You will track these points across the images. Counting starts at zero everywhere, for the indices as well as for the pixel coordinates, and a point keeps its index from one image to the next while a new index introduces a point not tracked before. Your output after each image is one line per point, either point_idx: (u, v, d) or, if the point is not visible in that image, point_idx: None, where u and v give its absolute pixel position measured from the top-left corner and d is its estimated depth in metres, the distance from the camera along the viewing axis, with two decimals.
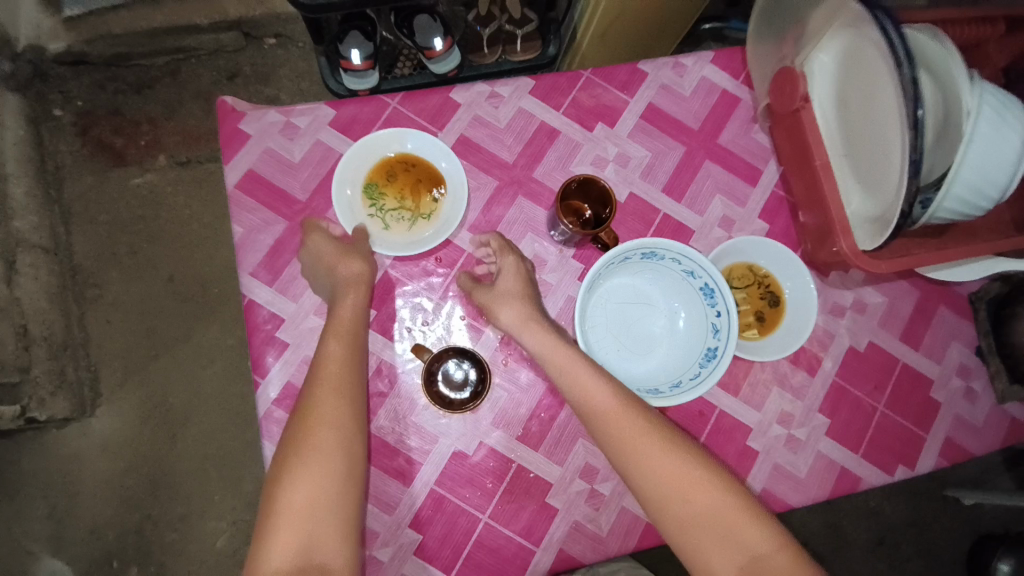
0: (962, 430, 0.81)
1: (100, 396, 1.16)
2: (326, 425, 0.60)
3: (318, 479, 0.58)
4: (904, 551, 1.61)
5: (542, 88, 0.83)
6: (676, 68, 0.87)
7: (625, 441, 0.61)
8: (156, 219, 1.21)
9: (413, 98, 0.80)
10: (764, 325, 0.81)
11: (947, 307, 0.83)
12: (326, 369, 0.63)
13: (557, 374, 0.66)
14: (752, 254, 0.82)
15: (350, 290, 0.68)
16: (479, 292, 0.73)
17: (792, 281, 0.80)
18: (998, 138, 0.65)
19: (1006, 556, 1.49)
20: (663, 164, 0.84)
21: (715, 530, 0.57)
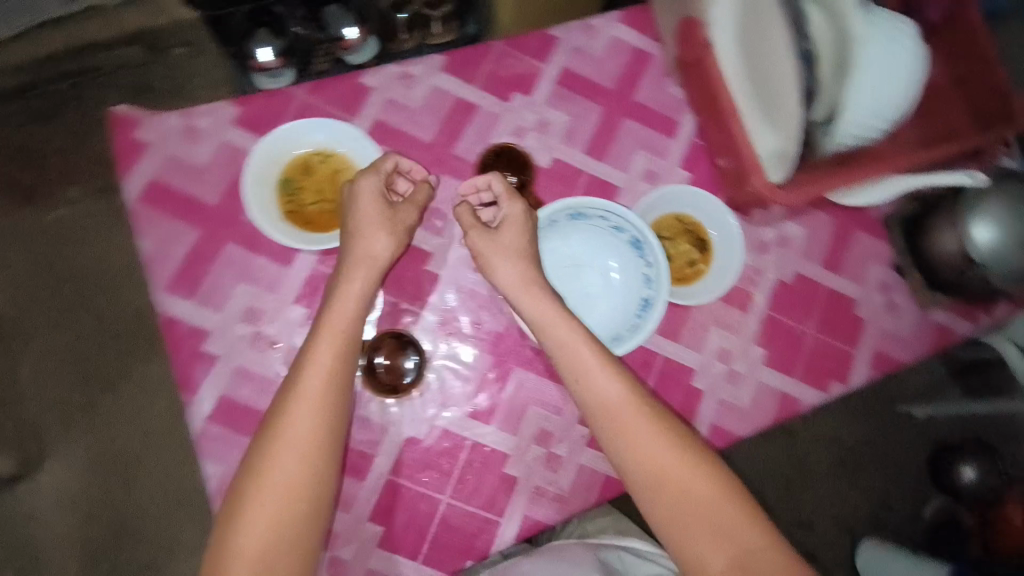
0: (890, 343, 0.86)
1: (45, 450, 1.11)
2: (292, 447, 0.58)
3: (282, 523, 0.57)
4: (866, 468, 1.73)
5: (453, 63, 0.82)
6: (586, 30, 0.87)
7: (622, 423, 0.64)
8: (74, 255, 1.15)
9: (321, 87, 0.77)
10: (695, 271, 0.83)
11: (862, 230, 0.88)
12: (303, 397, 0.60)
13: (557, 352, 0.67)
14: (677, 204, 0.84)
15: (362, 267, 0.68)
16: (480, 233, 0.73)
17: (717, 225, 0.83)
18: (883, 59, 0.67)
19: (968, 462, 1.64)
20: (582, 127, 0.84)
21: (704, 516, 0.61)
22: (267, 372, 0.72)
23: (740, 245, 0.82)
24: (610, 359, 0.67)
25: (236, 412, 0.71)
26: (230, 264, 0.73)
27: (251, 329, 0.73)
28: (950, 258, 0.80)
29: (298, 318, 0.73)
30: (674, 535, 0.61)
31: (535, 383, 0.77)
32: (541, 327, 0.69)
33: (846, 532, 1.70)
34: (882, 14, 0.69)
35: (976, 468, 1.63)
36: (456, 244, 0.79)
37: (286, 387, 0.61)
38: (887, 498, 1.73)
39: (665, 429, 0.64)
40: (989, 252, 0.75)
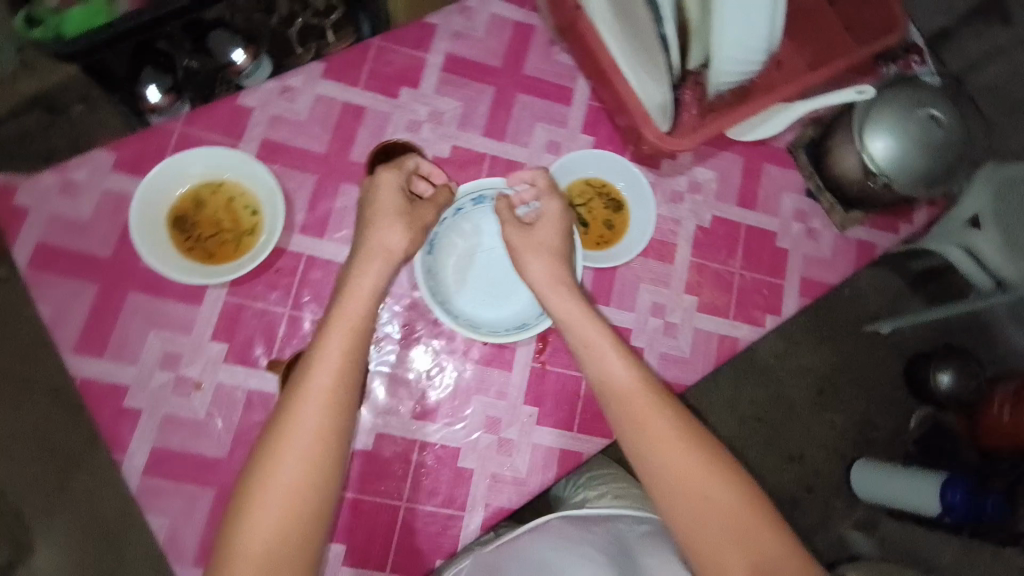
0: (815, 266, 0.88)
1: (31, 533, 1.09)
2: (296, 451, 0.57)
3: (281, 529, 0.55)
4: (845, 391, 1.76)
5: (333, 69, 0.80)
6: (463, 12, 0.85)
7: (659, 450, 0.63)
8: (17, 332, 1.11)
9: (198, 116, 0.76)
10: (615, 231, 0.83)
11: (770, 163, 0.90)
12: (313, 394, 0.58)
13: (580, 347, 0.68)
14: (584, 168, 0.84)
15: (380, 261, 0.67)
16: (513, 222, 0.74)
17: (627, 182, 0.84)
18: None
19: (945, 368, 1.65)
20: (477, 109, 0.83)
21: (745, 548, 0.59)
22: (193, 414, 0.70)
23: (652, 198, 0.83)
24: (632, 354, 0.68)
25: (169, 460, 0.69)
26: (138, 312, 0.71)
27: (171, 374, 0.71)
28: (851, 175, 0.82)
29: (218, 354, 0.71)
30: (706, 559, 0.59)
31: (476, 372, 0.76)
32: (564, 322, 0.70)
33: (838, 458, 1.72)
34: None
35: (953, 373, 1.63)
36: None
37: (291, 388, 0.60)
38: (868, 416, 1.76)
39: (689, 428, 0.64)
40: (887, 161, 0.76)
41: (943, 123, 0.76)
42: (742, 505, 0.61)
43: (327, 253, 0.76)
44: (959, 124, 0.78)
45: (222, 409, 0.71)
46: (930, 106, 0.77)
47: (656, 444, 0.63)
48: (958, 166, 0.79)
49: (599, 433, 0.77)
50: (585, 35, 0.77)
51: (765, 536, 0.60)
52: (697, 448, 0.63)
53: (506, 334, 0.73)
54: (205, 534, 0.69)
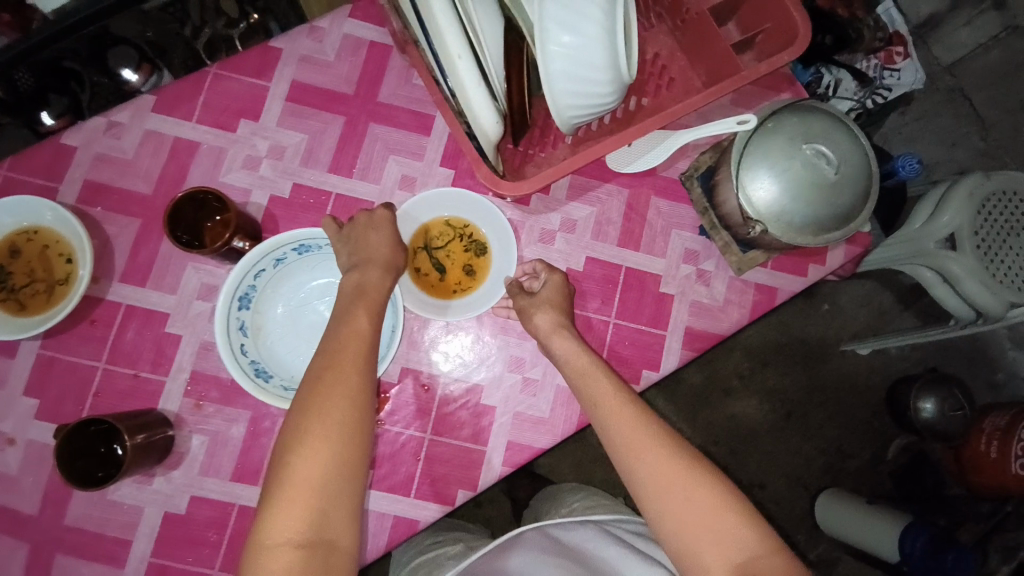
0: (703, 315, 0.79)
1: None
2: (342, 389, 0.54)
3: (330, 462, 0.52)
4: (816, 417, 1.57)
5: (163, 101, 0.75)
6: (313, 34, 0.78)
7: (641, 446, 0.58)
8: None
9: (20, 160, 0.72)
10: (476, 277, 0.76)
11: (657, 196, 0.80)
12: (352, 341, 0.58)
13: (583, 391, 0.64)
14: (443, 205, 0.75)
15: (386, 274, 0.64)
16: (522, 297, 0.71)
17: (489, 224, 0.76)
18: (574, 15, 0.58)
19: (927, 395, 1.44)
20: (323, 143, 0.77)
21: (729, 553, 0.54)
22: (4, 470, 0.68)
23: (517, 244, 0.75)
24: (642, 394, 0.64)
25: None
26: None
27: None
28: (734, 216, 0.72)
29: (29, 410, 0.68)
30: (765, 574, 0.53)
31: None
32: (573, 373, 0.65)
33: (801, 487, 1.55)
34: None
35: (937, 401, 1.42)
36: (195, 300, 0.71)
37: (325, 342, 0.58)
38: (842, 445, 1.56)
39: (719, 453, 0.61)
40: (770, 211, 0.66)
41: (834, 161, 0.65)
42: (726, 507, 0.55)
43: (148, 303, 0.71)
44: (856, 157, 0.67)
45: (33, 469, 0.68)
46: (819, 144, 0.65)
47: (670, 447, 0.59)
48: (855, 210, 0.68)
49: (439, 499, 0.71)
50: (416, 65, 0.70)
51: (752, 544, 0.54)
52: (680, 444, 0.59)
53: None
54: None
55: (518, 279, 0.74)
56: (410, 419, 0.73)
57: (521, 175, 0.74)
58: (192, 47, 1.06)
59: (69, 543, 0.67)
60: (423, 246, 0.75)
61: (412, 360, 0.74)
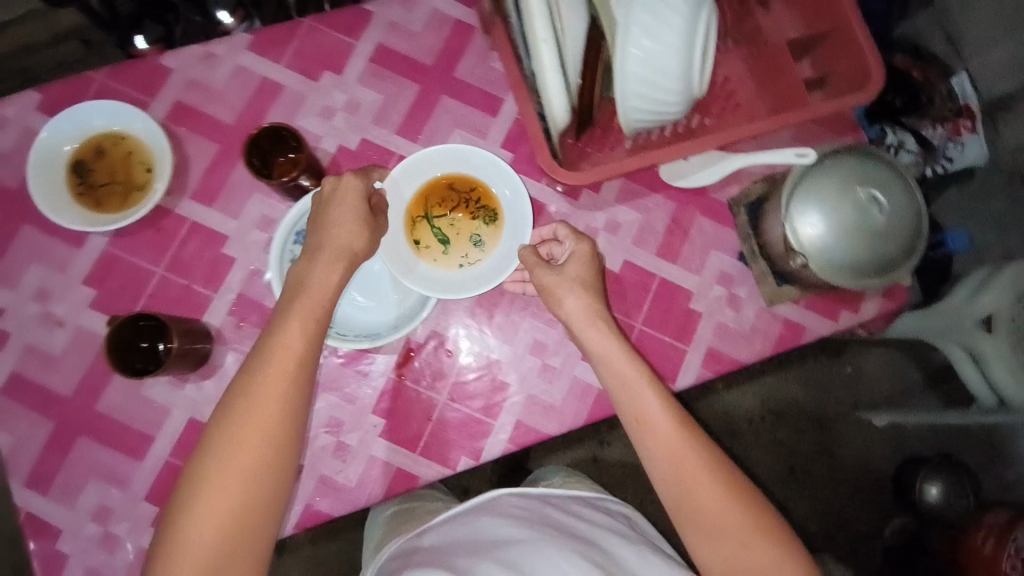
0: (728, 338, 0.79)
1: None
2: (254, 429, 0.57)
3: (232, 507, 0.56)
4: (819, 478, 1.54)
5: (259, 42, 0.80)
6: (405, 5, 0.83)
7: (659, 429, 0.63)
8: None
9: (122, 71, 0.78)
10: (484, 243, 0.78)
11: (704, 216, 0.81)
12: (278, 361, 0.59)
13: (612, 384, 0.65)
14: (448, 167, 0.77)
15: (336, 263, 0.64)
16: (542, 268, 0.69)
17: (503, 189, 0.77)
18: (659, 22, 0.60)
19: (933, 478, 1.40)
20: (395, 106, 0.81)
21: (721, 531, 0.59)
22: (53, 348, 0.72)
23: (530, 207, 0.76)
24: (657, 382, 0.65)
25: (23, 388, 0.71)
26: (24, 243, 0.73)
27: (41, 308, 0.72)
28: (777, 246, 0.74)
29: (87, 298, 0.73)
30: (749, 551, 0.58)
31: (328, 370, 0.74)
32: (603, 363, 0.67)
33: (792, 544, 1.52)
34: None
35: (941, 487, 1.38)
36: (253, 229, 0.75)
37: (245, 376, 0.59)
38: (839, 512, 1.53)
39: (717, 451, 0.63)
40: (816, 245, 0.67)
41: (886, 209, 0.66)
42: (707, 471, 0.61)
43: (209, 223, 0.75)
44: (910, 211, 0.68)
45: (79, 352, 0.72)
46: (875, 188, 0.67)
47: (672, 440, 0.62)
48: (896, 261, 0.68)
49: (439, 460, 0.74)
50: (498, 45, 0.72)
51: (741, 524, 0.59)
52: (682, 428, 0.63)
53: (350, 339, 0.71)
54: (39, 460, 0.70)
55: (535, 245, 0.74)
56: (428, 379, 0.75)
57: (575, 168, 0.75)
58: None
59: (98, 427, 0.71)
60: (424, 215, 0.78)
61: (440, 325, 0.76)
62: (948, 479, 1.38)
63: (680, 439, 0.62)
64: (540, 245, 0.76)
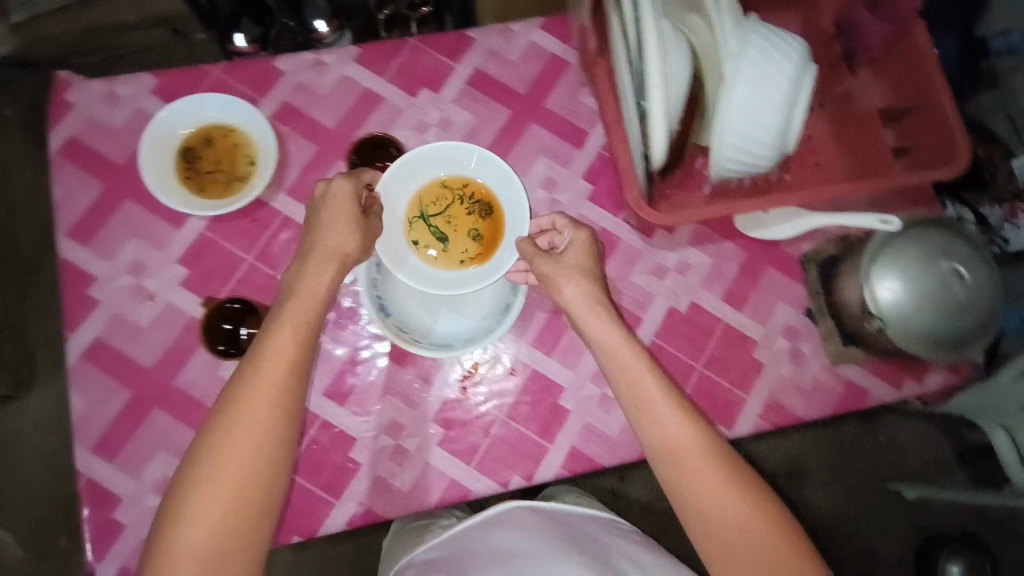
0: (790, 391, 0.80)
1: None
2: (247, 431, 0.60)
3: (224, 506, 0.59)
4: (843, 547, 1.49)
5: (366, 55, 0.85)
6: (505, 35, 0.87)
7: (682, 446, 0.64)
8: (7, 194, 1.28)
9: (236, 68, 0.82)
10: (483, 241, 0.81)
11: (775, 268, 0.82)
12: (271, 363, 0.62)
13: (617, 377, 0.67)
14: (441, 167, 0.80)
15: (328, 264, 0.68)
16: (542, 257, 0.70)
17: (500, 188, 0.79)
18: (765, 80, 0.62)
19: (957, 558, 1.38)
20: (486, 128, 0.84)
21: (738, 543, 0.62)
22: (139, 321, 0.75)
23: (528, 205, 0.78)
24: (682, 407, 0.66)
25: (105, 356, 0.74)
26: (127, 218, 0.77)
27: (134, 281, 0.76)
28: (852, 308, 0.74)
29: (178, 277, 0.76)
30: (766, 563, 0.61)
31: (396, 373, 0.77)
32: (604, 349, 0.69)
33: None
34: (761, 28, 0.63)
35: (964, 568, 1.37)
36: None
37: (239, 381, 0.62)
38: None
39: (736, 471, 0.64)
40: (894, 310, 0.67)
41: (966, 284, 0.67)
42: (707, 463, 0.63)
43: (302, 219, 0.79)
44: (989, 288, 0.69)
45: (164, 327, 0.75)
46: (957, 261, 0.68)
47: (693, 462, 0.63)
48: (971, 336, 0.68)
49: (493, 477, 0.75)
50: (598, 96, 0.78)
51: (759, 537, 0.62)
52: (702, 448, 0.64)
53: (426, 347, 0.73)
54: (110, 428, 0.73)
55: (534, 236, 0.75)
56: (489, 394, 0.77)
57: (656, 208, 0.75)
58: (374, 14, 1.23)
59: (172, 402, 0.74)
60: (419, 215, 0.80)
61: (507, 343, 0.78)
62: (973, 561, 1.36)
63: (705, 457, 0.63)
64: (537, 233, 0.76)
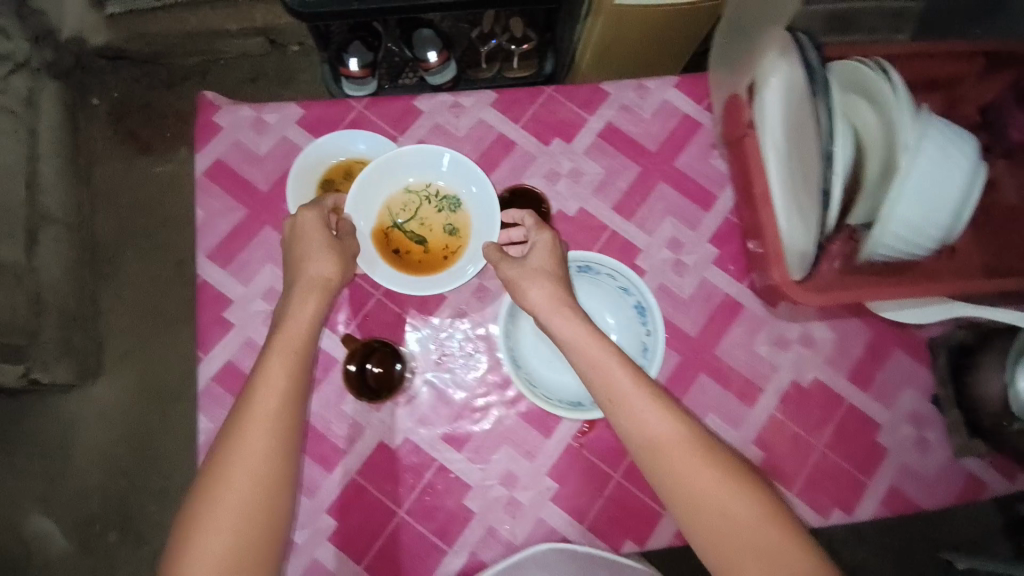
0: (906, 478, 0.80)
1: (101, 368, 1.46)
2: (244, 466, 0.60)
3: (231, 540, 0.59)
4: None
5: (503, 101, 0.86)
6: (639, 91, 0.87)
7: (660, 450, 0.60)
8: (157, 211, 1.52)
9: (378, 104, 0.84)
10: (457, 232, 0.82)
11: (901, 350, 0.82)
12: (264, 396, 0.62)
13: (589, 371, 0.63)
14: (400, 174, 0.81)
15: (312, 293, 0.69)
16: (506, 264, 0.70)
17: (467, 183, 0.81)
18: (939, 175, 0.63)
19: None
20: (616, 183, 0.85)
21: (736, 549, 0.57)
22: None
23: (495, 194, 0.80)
24: (659, 397, 0.62)
25: (235, 380, 0.76)
26: (265, 246, 0.79)
27: (268, 307, 0.78)
28: (994, 404, 0.75)
29: None
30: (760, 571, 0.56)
31: (517, 423, 0.77)
32: (574, 349, 0.66)
33: None
34: (932, 122, 0.64)
35: None
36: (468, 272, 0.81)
37: (231, 420, 0.62)
38: None
39: (722, 469, 0.60)
40: None
41: None
42: (687, 451, 0.60)
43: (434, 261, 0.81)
44: None
45: None
46: None
47: (672, 466, 0.60)
48: None
49: (606, 539, 0.75)
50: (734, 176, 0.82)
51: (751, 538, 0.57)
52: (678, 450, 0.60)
53: (558, 405, 0.74)
54: None
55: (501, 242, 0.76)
56: (605, 453, 0.77)
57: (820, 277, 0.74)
58: (476, 44, 1.27)
59: None
60: (392, 225, 0.82)
61: None
62: None
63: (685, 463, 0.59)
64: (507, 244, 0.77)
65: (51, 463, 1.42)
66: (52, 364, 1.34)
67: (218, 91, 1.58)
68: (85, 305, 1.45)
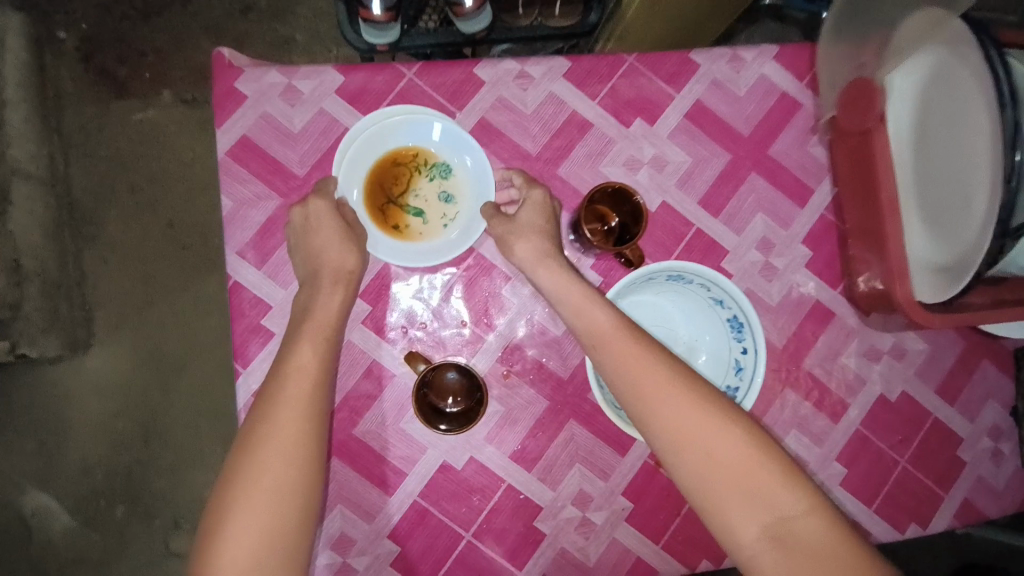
0: (984, 493, 0.77)
1: (92, 338, 1.27)
2: (277, 451, 0.53)
3: (265, 539, 0.51)
4: None
5: (578, 72, 0.73)
6: (733, 62, 0.75)
7: (621, 361, 0.57)
8: (157, 157, 1.28)
9: (432, 70, 0.71)
10: (453, 199, 0.71)
11: (990, 361, 0.78)
12: (295, 383, 0.56)
13: (568, 311, 0.61)
14: (383, 140, 0.69)
15: (336, 288, 0.62)
16: (498, 222, 0.66)
17: (456, 143, 0.70)
18: None
19: None
20: (703, 172, 0.75)
21: (700, 470, 0.53)
22: None
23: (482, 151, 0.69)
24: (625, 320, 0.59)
25: None
26: None
27: None
28: None
29: (362, 313, 0.70)
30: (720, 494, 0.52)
31: (592, 440, 0.72)
32: (559, 302, 0.62)
33: None
34: None
35: None
36: None
37: (259, 403, 0.55)
38: None
39: (691, 386, 0.55)
40: None
41: None
42: (652, 366, 0.56)
43: (495, 260, 0.72)
44: None
45: (345, 368, 0.69)
46: None
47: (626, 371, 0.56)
48: None
49: (682, 560, 0.72)
50: (838, 176, 0.73)
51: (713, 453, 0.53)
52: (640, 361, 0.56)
53: None
54: None
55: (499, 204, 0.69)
56: None
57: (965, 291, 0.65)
58: None
59: (352, 453, 0.68)
60: (387, 202, 0.70)
61: None
62: None
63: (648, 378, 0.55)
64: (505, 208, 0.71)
65: (47, 441, 1.26)
66: (39, 338, 1.18)
67: (202, 21, 1.30)
68: (68, 269, 1.25)
